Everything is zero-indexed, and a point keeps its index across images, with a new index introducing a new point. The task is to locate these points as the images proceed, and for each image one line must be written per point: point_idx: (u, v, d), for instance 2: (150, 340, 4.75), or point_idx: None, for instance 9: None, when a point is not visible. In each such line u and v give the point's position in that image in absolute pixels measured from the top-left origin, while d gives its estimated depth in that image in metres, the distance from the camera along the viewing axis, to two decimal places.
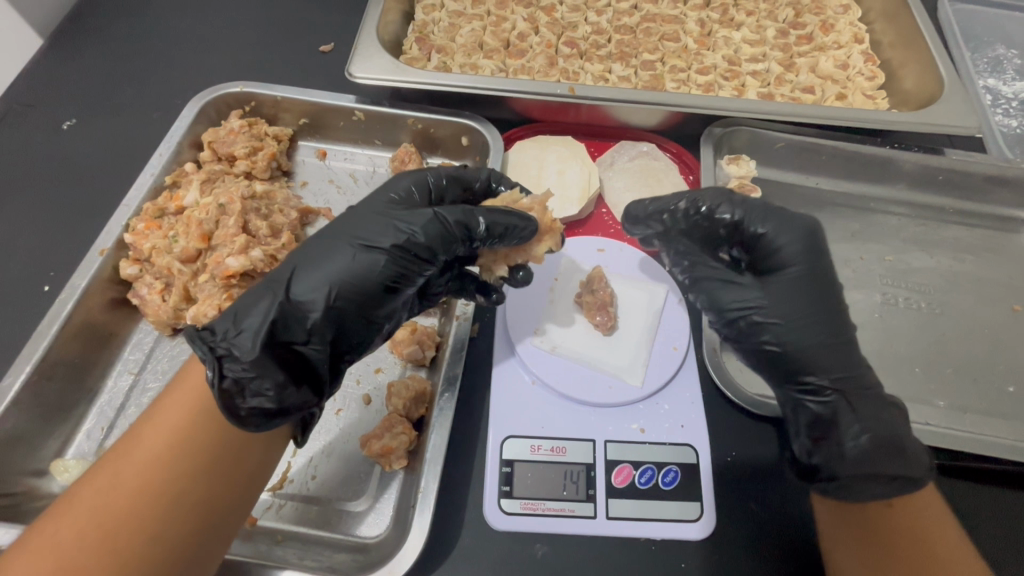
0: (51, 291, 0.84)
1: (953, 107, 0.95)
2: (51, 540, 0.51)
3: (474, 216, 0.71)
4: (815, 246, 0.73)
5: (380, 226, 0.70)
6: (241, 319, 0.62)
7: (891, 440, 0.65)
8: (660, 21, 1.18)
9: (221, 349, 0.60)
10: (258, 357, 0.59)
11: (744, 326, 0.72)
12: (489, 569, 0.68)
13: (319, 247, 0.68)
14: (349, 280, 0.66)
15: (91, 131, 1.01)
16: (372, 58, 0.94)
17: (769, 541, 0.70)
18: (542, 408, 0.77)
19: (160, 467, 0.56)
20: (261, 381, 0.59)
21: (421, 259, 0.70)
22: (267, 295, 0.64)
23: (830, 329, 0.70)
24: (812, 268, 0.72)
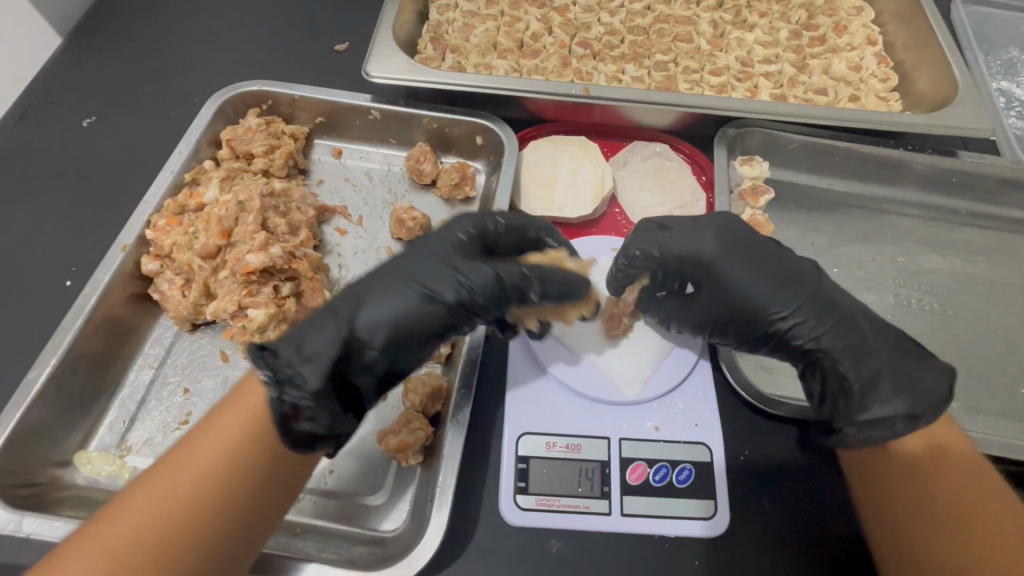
0: (73, 285, 0.86)
1: (968, 109, 0.95)
2: (98, 544, 0.50)
3: (534, 283, 0.72)
4: (726, 236, 0.77)
5: (452, 273, 0.70)
6: (305, 347, 0.63)
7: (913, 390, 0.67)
8: (673, 22, 1.18)
9: (284, 373, 0.60)
10: (320, 389, 0.61)
11: (732, 332, 0.76)
12: (504, 563, 0.68)
13: (390, 283, 0.69)
14: (408, 323, 0.67)
15: (110, 129, 1.02)
16: (388, 57, 0.95)
17: (782, 538, 0.70)
18: (557, 406, 0.78)
19: (216, 479, 0.55)
20: (318, 413, 0.61)
21: (474, 315, 0.70)
22: (332, 323, 0.65)
23: (788, 297, 0.73)
24: (736, 267, 0.75)
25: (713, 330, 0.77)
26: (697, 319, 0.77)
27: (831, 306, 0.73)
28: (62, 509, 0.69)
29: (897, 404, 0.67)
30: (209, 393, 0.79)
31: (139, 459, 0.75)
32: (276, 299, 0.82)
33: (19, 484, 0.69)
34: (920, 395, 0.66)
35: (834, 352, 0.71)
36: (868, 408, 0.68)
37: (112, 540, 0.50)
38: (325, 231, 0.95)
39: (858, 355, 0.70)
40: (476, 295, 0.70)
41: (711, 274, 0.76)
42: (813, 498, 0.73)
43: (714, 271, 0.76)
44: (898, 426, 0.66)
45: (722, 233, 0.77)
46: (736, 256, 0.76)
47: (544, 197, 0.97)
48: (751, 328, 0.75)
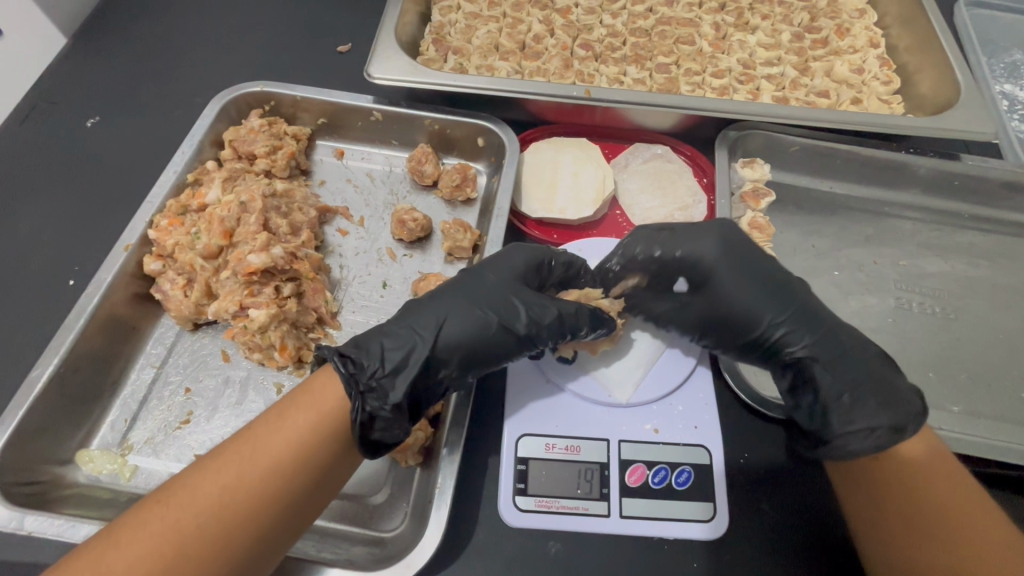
0: (76, 285, 0.86)
1: (971, 112, 0.95)
2: (163, 523, 0.52)
3: (588, 322, 0.77)
4: (724, 244, 0.80)
5: (516, 304, 0.75)
6: (387, 358, 0.67)
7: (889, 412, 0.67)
8: (675, 24, 1.18)
9: (369, 381, 0.65)
10: (399, 400, 0.65)
11: (715, 333, 0.79)
12: (502, 565, 0.69)
13: (462, 306, 0.73)
14: (472, 347, 0.72)
15: (114, 129, 1.03)
16: (390, 59, 0.96)
17: (780, 543, 0.70)
18: (556, 408, 0.78)
19: (274, 471, 0.56)
20: (390, 425, 0.65)
21: (529, 347, 0.75)
22: (411, 339, 0.69)
23: (782, 305, 0.76)
24: (735, 273, 0.79)
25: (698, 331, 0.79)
26: (695, 319, 0.79)
27: (818, 322, 0.75)
28: (64, 507, 0.69)
29: (877, 420, 0.67)
30: (209, 392, 0.79)
31: (141, 458, 0.75)
32: (277, 299, 0.82)
33: (21, 482, 0.69)
34: (894, 409, 0.67)
35: (820, 362, 0.73)
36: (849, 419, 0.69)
37: (176, 519, 0.52)
38: (327, 232, 0.95)
39: (841, 364, 0.72)
40: (536, 326, 0.74)
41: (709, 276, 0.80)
42: (813, 502, 0.73)
43: (714, 274, 0.80)
44: (880, 436, 0.66)
45: (721, 240, 0.81)
46: (734, 262, 0.79)
47: (546, 198, 0.97)
48: (741, 332, 0.77)
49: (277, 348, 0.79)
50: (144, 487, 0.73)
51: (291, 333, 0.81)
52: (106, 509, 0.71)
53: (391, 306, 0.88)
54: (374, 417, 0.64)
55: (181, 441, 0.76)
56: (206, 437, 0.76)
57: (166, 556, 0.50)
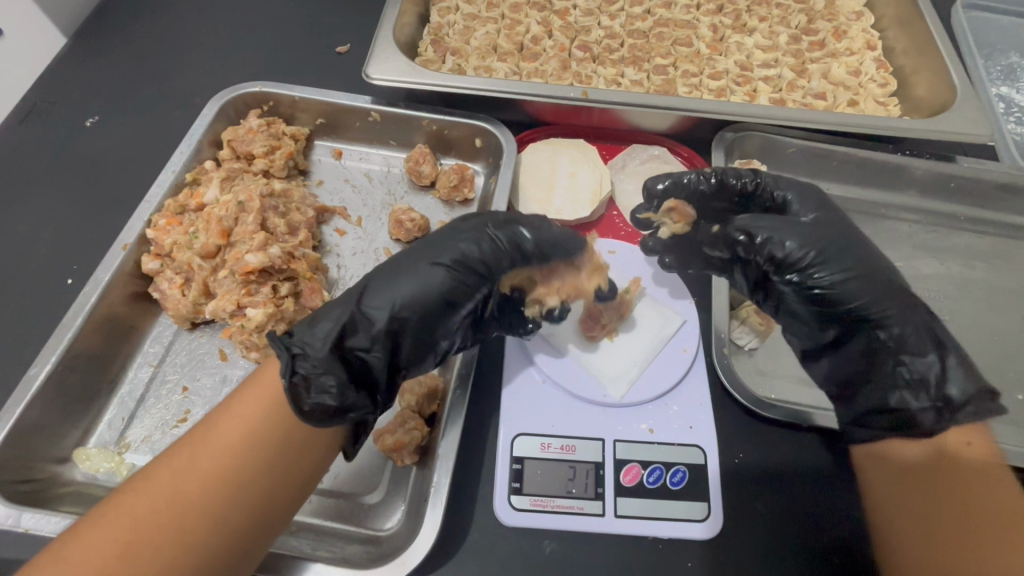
0: (74, 284, 0.86)
1: (966, 114, 0.95)
2: (124, 513, 0.53)
3: (519, 229, 0.75)
4: (821, 205, 0.83)
5: (447, 243, 0.73)
6: (314, 321, 0.66)
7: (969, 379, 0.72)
8: (672, 26, 1.19)
9: (302, 346, 0.64)
10: (328, 353, 0.64)
11: (807, 266, 0.75)
12: (497, 563, 0.69)
13: (394, 264, 0.72)
14: (411, 295, 0.69)
15: (113, 129, 1.03)
16: (388, 60, 0.96)
17: (773, 542, 0.71)
18: (552, 407, 0.78)
19: (231, 456, 0.58)
20: (326, 378, 0.63)
21: (470, 274, 0.72)
22: (345, 302, 0.68)
23: (875, 255, 0.77)
24: (836, 217, 0.81)
25: (789, 260, 0.75)
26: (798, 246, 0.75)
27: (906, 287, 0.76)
28: (61, 505, 0.70)
29: (933, 394, 0.72)
30: (206, 391, 0.80)
31: (138, 456, 0.75)
32: (275, 299, 0.82)
33: (19, 480, 0.69)
34: (958, 386, 0.72)
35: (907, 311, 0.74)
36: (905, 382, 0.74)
37: (136, 509, 0.54)
38: (324, 232, 0.95)
39: (917, 325, 0.74)
40: (474, 266, 0.73)
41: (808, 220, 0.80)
42: (806, 502, 0.73)
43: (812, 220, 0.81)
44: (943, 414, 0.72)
45: (815, 197, 0.83)
46: (835, 217, 0.81)
47: (543, 199, 0.97)
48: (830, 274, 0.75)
49: (274, 347, 0.80)
50: None
51: (288, 332, 0.82)
52: None
53: None
54: (308, 376, 0.63)
55: (178, 439, 0.76)
56: None
57: (126, 543, 0.52)
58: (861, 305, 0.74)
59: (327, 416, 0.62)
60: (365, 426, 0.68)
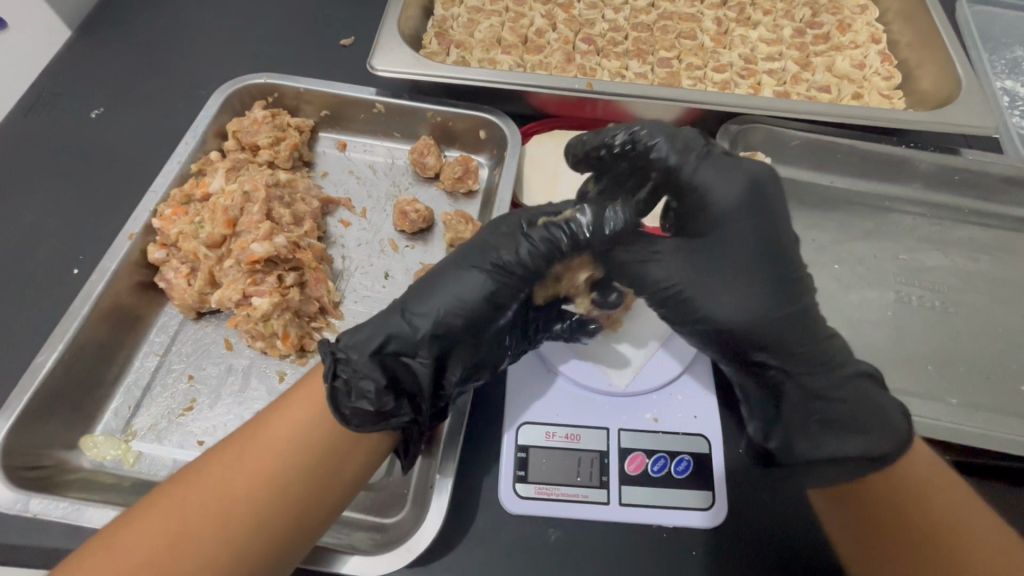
0: (80, 273, 0.87)
1: (971, 107, 0.95)
2: (173, 505, 0.56)
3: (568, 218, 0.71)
4: (760, 209, 0.67)
5: (487, 246, 0.72)
6: (358, 329, 0.68)
7: (864, 441, 0.64)
8: (677, 19, 1.19)
9: (344, 354, 0.65)
10: (371, 359, 0.64)
11: (676, 300, 0.69)
12: (502, 551, 0.69)
13: (437, 269, 0.72)
14: (452, 303, 0.69)
15: (118, 120, 1.03)
16: (392, 52, 0.96)
17: (776, 530, 0.71)
18: (556, 396, 0.79)
19: (275, 458, 0.58)
20: (366, 384, 0.63)
21: (517, 275, 0.71)
22: (388, 312, 0.69)
23: (771, 289, 0.66)
24: (741, 227, 0.67)
25: (658, 292, 0.69)
26: (662, 274, 0.69)
27: (818, 322, 0.68)
28: (69, 490, 0.70)
29: (821, 452, 0.66)
30: (212, 380, 0.80)
31: (144, 444, 0.76)
32: (280, 288, 0.82)
33: (26, 466, 0.70)
34: (852, 445, 0.64)
35: (802, 369, 0.67)
36: (825, 445, 0.66)
37: (183, 503, 0.56)
38: (329, 223, 0.96)
39: (842, 378, 0.67)
40: (516, 266, 0.71)
41: (721, 227, 0.67)
42: None
43: (715, 225, 0.68)
44: (833, 469, 0.65)
45: (745, 196, 0.66)
46: (740, 222, 0.67)
47: (547, 189, 0.98)
48: (680, 312, 0.69)
49: (280, 336, 0.80)
50: (147, 473, 0.73)
51: (294, 321, 0.82)
52: (109, 493, 0.71)
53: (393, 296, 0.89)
54: (351, 383, 0.63)
55: (184, 427, 0.77)
56: (209, 424, 0.77)
57: (171, 536, 0.54)
58: (762, 339, 0.66)
59: (370, 424, 0.62)
60: (412, 437, 0.67)
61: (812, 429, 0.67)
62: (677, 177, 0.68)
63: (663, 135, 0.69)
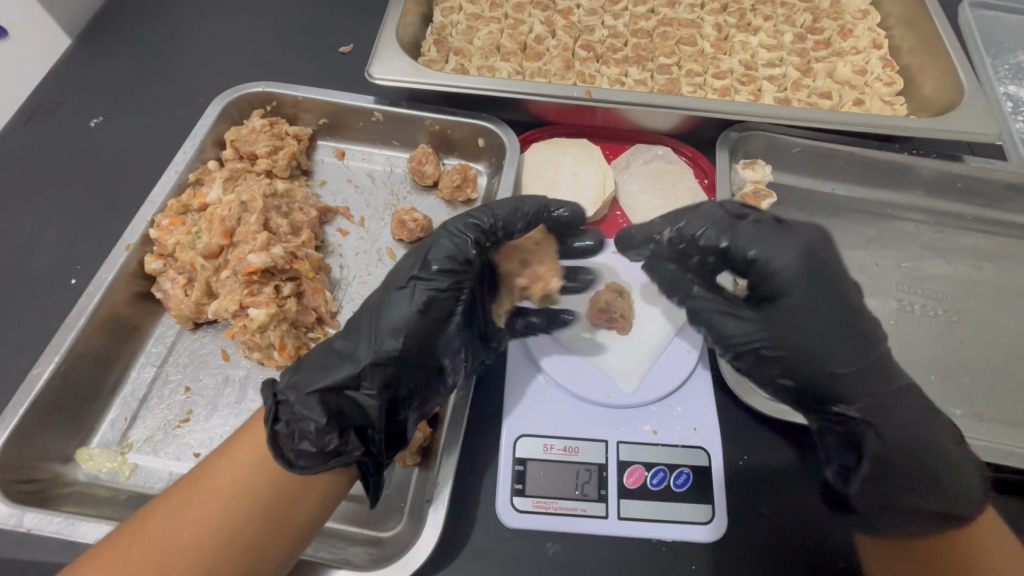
0: (77, 284, 0.87)
1: (973, 114, 0.94)
2: (123, 552, 0.56)
3: (483, 215, 0.75)
4: (823, 278, 0.72)
5: (413, 265, 0.73)
6: (299, 369, 0.68)
7: (920, 482, 0.68)
8: (676, 25, 1.18)
9: (286, 398, 0.65)
10: (306, 400, 0.64)
11: (754, 360, 0.73)
12: (500, 567, 0.68)
13: (369, 301, 0.74)
14: (387, 326, 0.69)
15: (117, 129, 1.03)
16: (391, 60, 0.96)
17: (779, 547, 0.70)
18: (555, 408, 0.78)
19: (222, 505, 0.58)
20: (309, 423, 0.62)
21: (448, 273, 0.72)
22: (324, 350, 0.70)
23: (854, 352, 0.70)
24: (806, 297, 0.71)
25: (732, 351, 0.73)
26: (737, 332, 0.73)
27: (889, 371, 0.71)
28: (64, 504, 0.70)
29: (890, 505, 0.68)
30: (209, 391, 0.80)
31: (140, 456, 0.75)
32: (277, 299, 0.82)
33: (21, 480, 0.69)
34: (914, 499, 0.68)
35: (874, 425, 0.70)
36: (899, 495, 0.68)
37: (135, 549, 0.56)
38: (327, 232, 0.95)
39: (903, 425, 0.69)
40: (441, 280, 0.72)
41: (789, 295, 0.71)
42: (811, 508, 0.72)
43: (780, 296, 0.72)
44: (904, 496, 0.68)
45: (804, 265, 0.71)
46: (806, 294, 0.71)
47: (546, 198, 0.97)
48: (758, 366, 0.73)
49: (277, 346, 0.80)
50: (141, 485, 0.73)
51: (291, 332, 0.82)
52: (103, 507, 0.71)
53: None
54: (292, 420, 0.63)
55: (180, 439, 0.76)
56: (205, 436, 0.76)
57: None
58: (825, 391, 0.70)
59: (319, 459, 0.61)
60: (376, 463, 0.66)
61: (898, 483, 0.69)
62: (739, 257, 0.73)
63: (707, 224, 0.74)
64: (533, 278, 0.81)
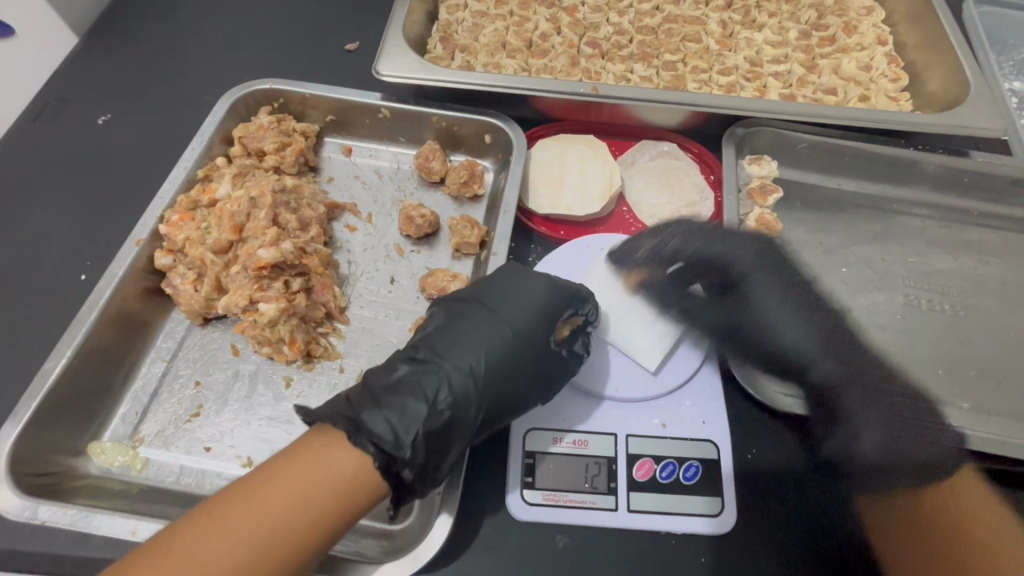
0: (88, 279, 0.87)
1: (980, 109, 0.94)
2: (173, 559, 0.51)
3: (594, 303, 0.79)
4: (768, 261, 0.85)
5: (531, 347, 0.74)
6: (404, 431, 0.62)
7: (891, 450, 0.72)
8: (682, 22, 1.19)
9: (387, 434, 0.61)
10: (428, 468, 0.63)
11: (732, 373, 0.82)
12: (511, 559, 0.69)
13: (458, 356, 0.71)
14: (501, 394, 0.70)
15: (125, 126, 1.04)
16: (398, 56, 0.96)
17: (790, 539, 0.70)
18: (564, 402, 0.78)
19: (284, 518, 0.54)
20: (411, 471, 0.61)
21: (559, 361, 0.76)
22: (410, 382, 0.66)
23: (795, 334, 0.80)
24: (765, 282, 0.84)
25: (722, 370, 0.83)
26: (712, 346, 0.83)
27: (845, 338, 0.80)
28: (77, 497, 0.70)
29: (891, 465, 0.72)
30: (219, 386, 0.80)
31: (151, 450, 0.76)
32: (287, 294, 0.82)
33: (35, 472, 0.70)
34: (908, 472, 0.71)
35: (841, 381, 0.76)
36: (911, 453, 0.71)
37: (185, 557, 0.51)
38: (335, 228, 0.96)
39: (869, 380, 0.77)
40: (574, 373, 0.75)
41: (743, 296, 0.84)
42: (820, 500, 0.73)
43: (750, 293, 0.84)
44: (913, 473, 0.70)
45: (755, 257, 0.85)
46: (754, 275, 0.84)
47: (553, 194, 0.97)
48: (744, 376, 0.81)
49: (287, 341, 0.80)
50: (154, 479, 0.74)
51: (300, 327, 0.82)
52: (116, 500, 0.71)
53: (399, 302, 0.89)
54: (393, 459, 0.60)
55: (191, 434, 0.77)
56: (216, 430, 0.77)
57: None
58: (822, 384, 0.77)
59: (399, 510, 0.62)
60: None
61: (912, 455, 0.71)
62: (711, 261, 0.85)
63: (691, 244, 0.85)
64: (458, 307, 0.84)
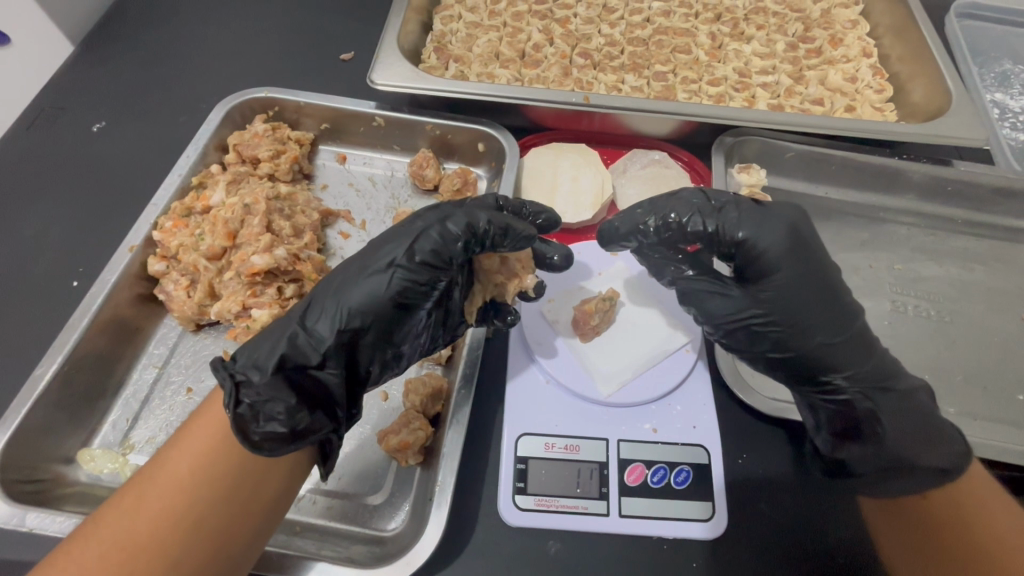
0: (79, 286, 0.87)
1: (962, 119, 0.96)
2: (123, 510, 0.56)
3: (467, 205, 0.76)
4: (805, 254, 0.73)
5: (393, 249, 0.70)
6: (257, 349, 0.65)
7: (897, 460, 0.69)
8: (671, 34, 1.21)
9: (243, 352, 0.65)
10: (272, 380, 0.62)
11: (743, 335, 0.73)
12: (502, 565, 0.69)
13: (340, 274, 0.71)
14: (350, 301, 0.67)
15: (119, 133, 1.04)
16: (392, 66, 0.97)
17: (783, 545, 0.70)
18: (556, 408, 0.79)
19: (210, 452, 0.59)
20: (251, 376, 0.62)
21: (425, 265, 0.69)
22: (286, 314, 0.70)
23: (837, 318, 0.71)
24: (799, 273, 0.72)
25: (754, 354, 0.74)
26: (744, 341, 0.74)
27: (875, 346, 0.72)
28: (65, 505, 0.70)
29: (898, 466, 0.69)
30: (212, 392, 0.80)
31: (141, 457, 0.75)
32: (280, 300, 0.83)
33: (23, 479, 0.69)
34: (925, 456, 0.67)
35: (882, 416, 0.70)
36: (913, 455, 0.68)
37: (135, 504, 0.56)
38: (329, 235, 0.96)
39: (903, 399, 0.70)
40: (435, 256, 0.70)
41: (777, 269, 0.72)
42: (813, 508, 0.73)
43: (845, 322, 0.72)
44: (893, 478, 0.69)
45: (790, 242, 0.73)
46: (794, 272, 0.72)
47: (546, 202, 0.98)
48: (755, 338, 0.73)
49: None
50: None
51: None
52: None
53: None
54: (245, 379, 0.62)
55: None
56: None
57: (131, 530, 0.54)
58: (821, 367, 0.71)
59: (247, 408, 0.60)
60: (332, 445, 0.66)
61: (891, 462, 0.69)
62: (725, 239, 0.74)
63: (692, 211, 0.76)
64: (510, 275, 0.79)
